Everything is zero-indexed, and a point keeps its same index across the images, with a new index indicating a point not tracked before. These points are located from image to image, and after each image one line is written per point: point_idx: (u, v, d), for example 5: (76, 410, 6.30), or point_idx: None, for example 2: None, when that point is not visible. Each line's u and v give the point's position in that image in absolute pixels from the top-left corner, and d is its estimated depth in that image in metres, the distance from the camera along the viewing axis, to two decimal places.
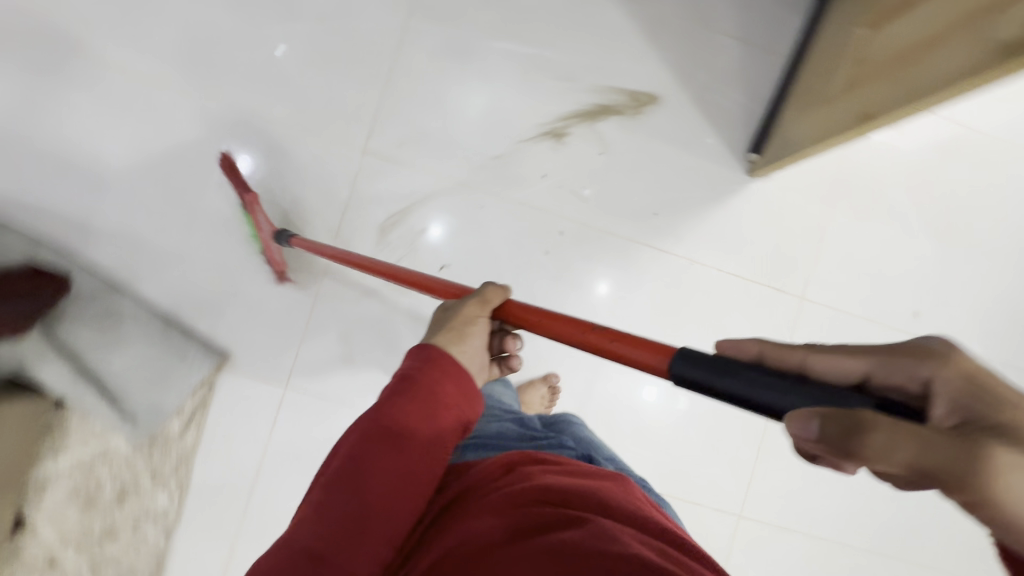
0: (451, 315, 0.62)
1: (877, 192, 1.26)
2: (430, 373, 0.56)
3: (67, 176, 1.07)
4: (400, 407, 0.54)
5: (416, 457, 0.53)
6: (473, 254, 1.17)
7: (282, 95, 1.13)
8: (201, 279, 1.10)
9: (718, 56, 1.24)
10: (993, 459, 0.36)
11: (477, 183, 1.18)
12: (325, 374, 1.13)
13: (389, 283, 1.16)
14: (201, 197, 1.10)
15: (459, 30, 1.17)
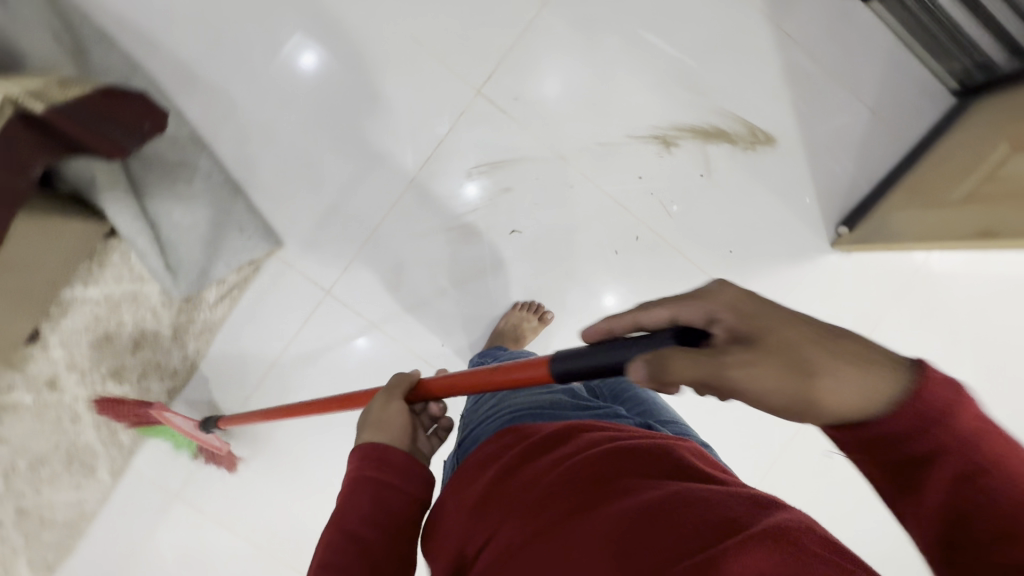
0: (371, 411, 0.67)
1: (946, 304, 1.26)
2: (373, 457, 0.62)
3: (186, 18, 1.05)
4: (360, 491, 0.60)
5: (391, 514, 0.59)
6: (545, 229, 1.17)
7: (417, 11, 1.11)
8: (281, 163, 1.10)
9: (847, 120, 1.22)
10: (744, 358, 0.42)
11: (573, 163, 1.17)
12: (368, 293, 1.14)
13: (456, 229, 1.15)
14: (307, 83, 1.09)
15: (608, 8, 1.15)
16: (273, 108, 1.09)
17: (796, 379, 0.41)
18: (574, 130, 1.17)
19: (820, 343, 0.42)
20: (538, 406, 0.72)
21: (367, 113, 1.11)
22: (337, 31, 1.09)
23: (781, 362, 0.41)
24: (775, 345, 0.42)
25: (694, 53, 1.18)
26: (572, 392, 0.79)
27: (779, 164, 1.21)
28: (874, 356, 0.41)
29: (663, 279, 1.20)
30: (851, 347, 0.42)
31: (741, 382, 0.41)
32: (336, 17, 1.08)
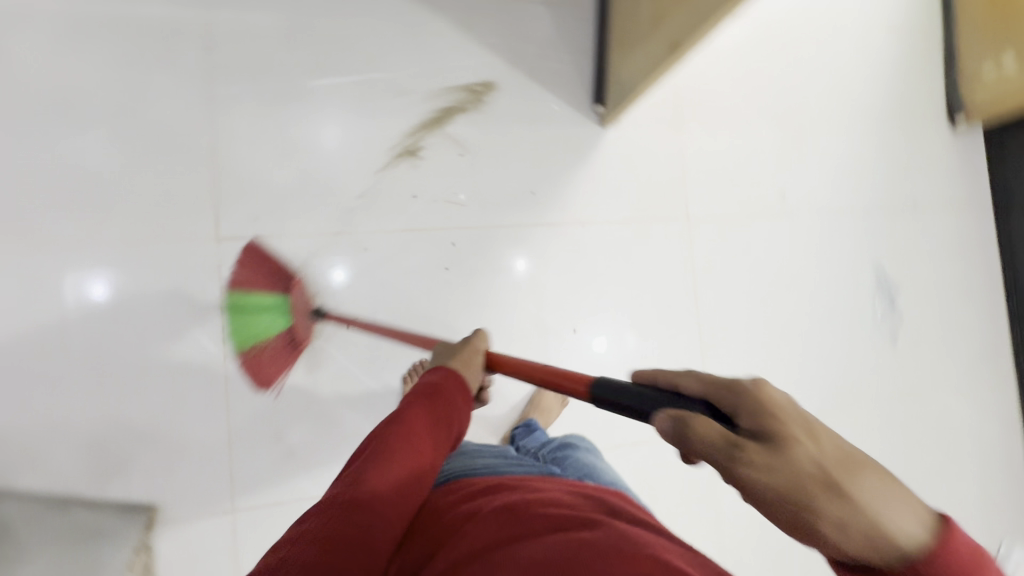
0: (454, 350, 0.69)
1: (735, 92, 1.27)
2: (442, 386, 0.61)
3: None
4: (413, 416, 0.58)
5: (423, 465, 0.55)
6: (374, 301, 1.05)
7: (73, 216, 0.92)
8: (67, 464, 0.90)
9: (540, 15, 1.18)
10: (771, 479, 0.37)
11: (367, 205, 1.06)
12: (265, 495, 0.97)
13: (299, 365, 1.00)
14: (42, 306, 0.90)
15: (256, 71, 1.01)
16: (10, 427, 0.89)
17: (815, 518, 0.36)
18: (346, 175, 1.05)
19: (850, 483, 0.36)
20: (470, 466, 0.70)
21: (107, 346, 0.92)
22: (36, 231, 0.91)
23: (788, 488, 0.36)
24: (817, 476, 0.36)
25: (413, 17, 1.09)
26: (504, 453, 0.78)
27: (541, 72, 1.17)
28: (905, 493, 0.37)
29: (515, 245, 1.14)
30: (883, 501, 0.36)
31: (762, 493, 0.37)
32: (29, 217, 0.91)
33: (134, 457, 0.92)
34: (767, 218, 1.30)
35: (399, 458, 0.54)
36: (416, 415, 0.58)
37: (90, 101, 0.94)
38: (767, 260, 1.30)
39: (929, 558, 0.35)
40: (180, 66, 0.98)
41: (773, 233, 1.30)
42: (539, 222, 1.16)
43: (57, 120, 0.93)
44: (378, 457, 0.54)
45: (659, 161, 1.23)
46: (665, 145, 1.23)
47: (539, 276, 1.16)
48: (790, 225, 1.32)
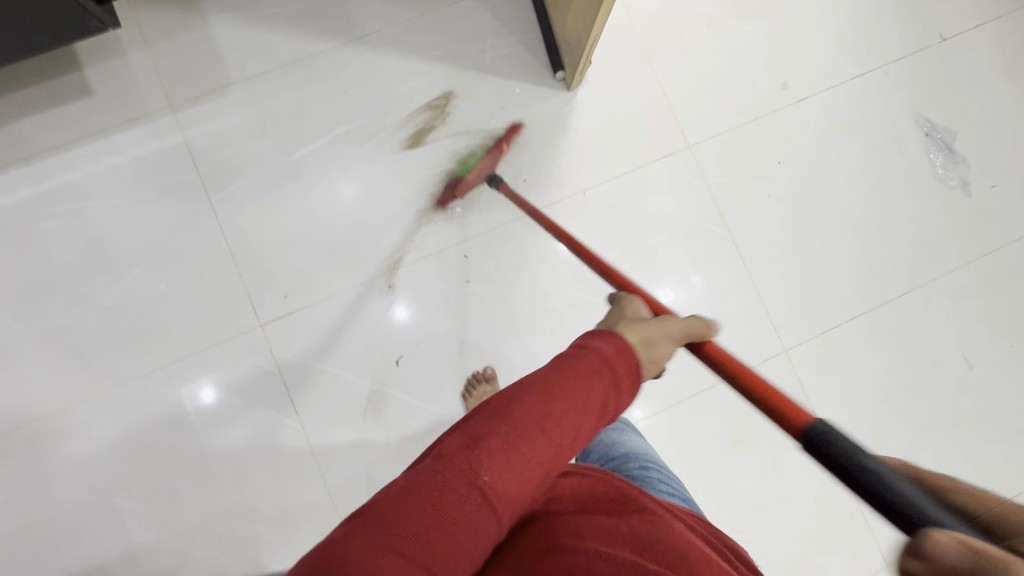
0: (648, 323, 0.58)
1: (962, 198, 1.19)
2: (608, 361, 0.48)
3: (82, 279, 1.03)
4: (560, 392, 0.44)
5: (552, 449, 0.42)
6: (526, 302, 1.07)
7: (299, 164, 1.07)
8: (222, 369, 1.02)
9: (783, 74, 1.17)
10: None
11: (556, 197, 1.10)
12: (361, 456, 1.01)
13: (435, 342, 1.05)
14: (262, 221, 1.05)
15: (493, 75, 1.11)
16: (194, 323, 1.03)
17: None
18: (550, 168, 1.10)
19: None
20: None
21: (286, 278, 1.05)
22: (274, 159, 1.07)
23: None
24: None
25: (657, 39, 1.15)
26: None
27: (769, 114, 1.16)
28: None
29: (660, 278, 1.10)
30: None
31: None
32: (270, 146, 1.07)
33: (292, 371, 1.03)
34: (982, 339, 1.15)
35: (524, 453, 0.41)
36: (577, 383, 0.45)
37: (346, 75, 1.09)
38: (974, 369, 1.14)
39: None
40: (430, 62, 1.11)
41: (986, 357, 1.14)
42: (733, 254, 1.12)
43: (315, 84, 1.09)
44: (509, 427, 0.42)
45: (868, 234, 1.16)
46: (876, 223, 1.16)
47: (704, 308, 1.11)
48: (1008, 355, 1.15)
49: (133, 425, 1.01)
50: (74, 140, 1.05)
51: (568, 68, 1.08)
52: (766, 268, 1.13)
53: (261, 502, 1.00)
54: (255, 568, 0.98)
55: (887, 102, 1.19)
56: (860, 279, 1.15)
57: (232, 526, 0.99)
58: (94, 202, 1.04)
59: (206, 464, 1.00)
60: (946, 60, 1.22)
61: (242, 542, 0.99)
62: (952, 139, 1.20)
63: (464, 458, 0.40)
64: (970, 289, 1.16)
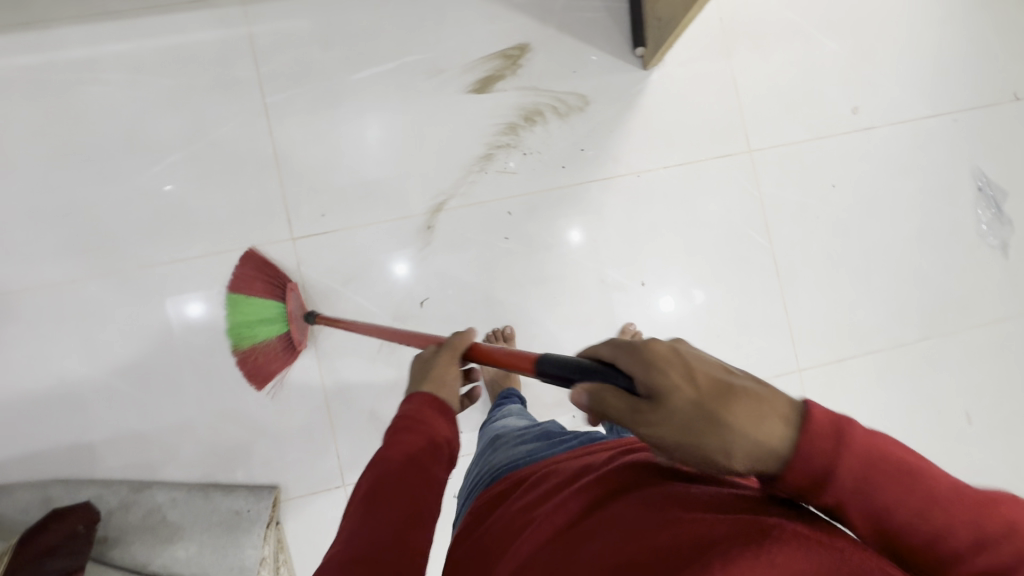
0: (428, 364, 0.61)
1: (1000, 258, 1.20)
2: (415, 417, 0.56)
3: (116, 155, 1.00)
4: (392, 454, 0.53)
5: (412, 498, 0.51)
6: (560, 271, 1.06)
7: (361, 84, 1.04)
8: None
9: (856, 101, 1.16)
10: (640, 416, 0.41)
11: (609, 173, 1.08)
12: (369, 388, 1.01)
13: (463, 291, 1.04)
14: (312, 134, 1.03)
15: (572, 37, 1.08)
16: (223, 222, 1.01)
17: (697, 444, 0.38)
18: (610, 143, 1.08)
19: (722, 403, 0.38)
20: (513, 459, 0.65)
21: (326, 196, 1.02)
22: (336, 74, 1.04)
23: (680, 430, 0.39)
24: (678, 413, 0.39)
25: (740, 37, 1.13)
26: (547, 435, 0.71)
27: (833, 136, 1.15)
28: (766, 407, 0.37)
29: (660, 286, 1.09)
30: (747, 396, 0.37)
31: (656, 439, 0.40)
32: (334, 60, 1.03)
33: (315, 290, 1.01)
34: (986, 397, 1.17)
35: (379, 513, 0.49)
36: (400, 445, 0.53)
37: (426, 4, 1.06)
38: (973, 425, 1.16)
39: (794, 447, 0.36)
40: (512, 9, 1.07)
41: (987, 415, 1.17)
42: (771, 266, 1.12)
43: (392, 6, 1.05)
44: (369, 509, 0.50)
45: (903, 274, 1.17)
46: (913, 265, 1.17)
47: (731, 313, 1.11)
48: (1008, 418, 1.17)
49: (143, 314, 0.99)
50: (132, 10, 1.00)
51: (650, 46, 1.06)
52: (799, 287, 1.13)
53: (262, 414, 0.99)
54: (243, 477, 0.97)
55: (948, 150, 1.19)
56: (885, 318, 1.15)
57: (229, 430, 0.98)
58: (143, 79, 1.01)
59: (212, 364, 0.99)
60: (1015, 120, 1.21)
61: (236, 448, 0.98)
62: (1003, 198, 1.20)
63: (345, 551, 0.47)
64: (987, 347, 1.18)
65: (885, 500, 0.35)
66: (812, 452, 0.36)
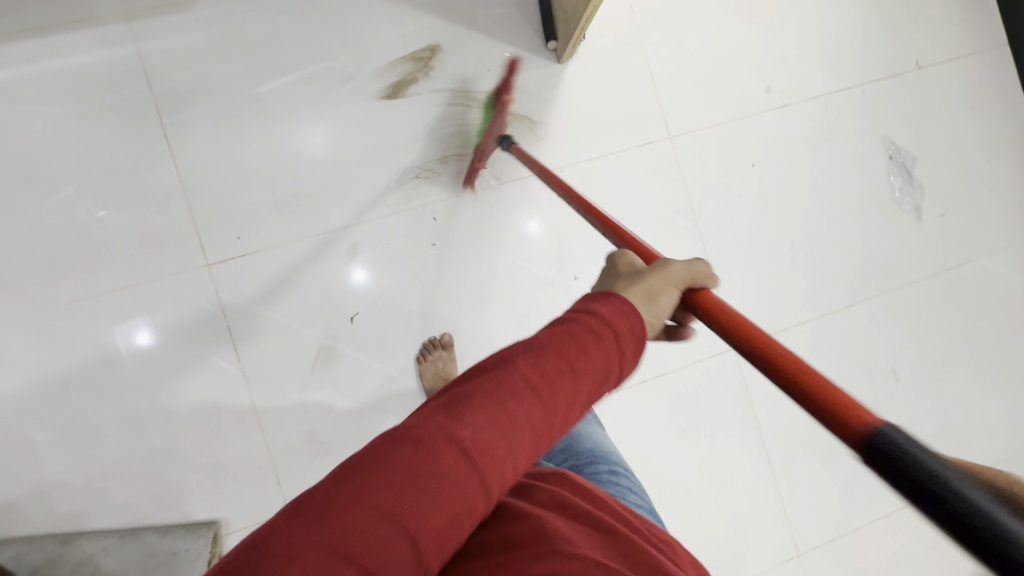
0: (646, 272, 0.48)
1: (913, 221, 1.25)
2: (607, 324, 0.42)
3: (3, 191, 0.93)
4: (551, 353, 0.40)
5: (536, 421, 0.38)
6: (493, 272, 1.06)
7: (266, 98, 1.00)
8: (160, 305, 0.95)
9: (769, 80, 1.19)
10: None
11: (532, 170, 1.08)
12: (305, 410, 0.98)
13: (395, 300, 1.02)
14: (219, 154, 0.98)
15: (484, 35, 1.06)
16: (131, 253, 0.95)
17: None
18: (530, 139, 1.08)
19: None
20: None
21: (240, 217, 0.98)
22: (239, 89, 0.99)
23: None
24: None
25: (652, 22, 1.13)
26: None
27: (750, 116, 1.17)
28: None
29: None
30: None
31: None
32: (235, 75, 0.99)
33: (238, 315, 0.97)
34: (911, 355, 1.23)
35: (516, 416, 0.37)
36: (564, 351, 0.40)
37: (328, 10, 1.02)
38: (900, 382, 1.22)
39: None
40: (419, 10, 1.05)
41: (913, 371, 1.23)
42: (699, 249, 1.14)
43: (292, 15, 1.01)
44: (491, 401, 0.37)
45: (825, 244, 1.21)
46: (834, 234, 1.21)
47: None
48: (931, 371, 1.23)
49: (54, 357, 0.93)
50: (5, 35, 0.93)
51: (562, 39, 1.05)
52: (728, 267, 1.16)
53: (193, 448, 0.95)
54: (178, 516, 0.94)
55: (859, 121, 1.23)
56: (812, 288, 1.19)
57: (159, 469, 0.94)
58: (26, 108, 0.94)
59: (136, 403, 0.94)
60: (919, 87, 1.27)
61: (169, 487, 0.94)
62: (914, 163, 1.26)
63: (442, 435, 0.36)
64: (908, 307, 1.23)
65: None
66: None
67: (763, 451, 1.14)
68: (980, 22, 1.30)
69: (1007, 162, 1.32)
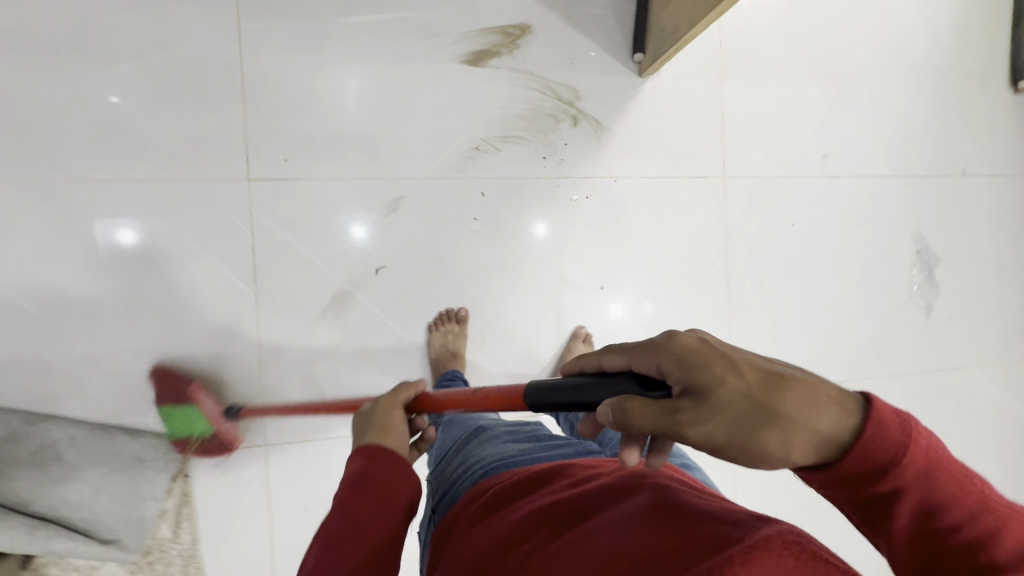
0: (369, 414, 0.59)
1: (923, 317, 1.29)
2: (365, 475, 0.52)
3: (48, 47, 0.87)
4: (343, 528, 0.49)
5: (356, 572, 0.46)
6: (524, 262, 1.05)
7: (347, 29, 0.96)
8: (186, 208, 0.92)
9: (827, 150, 1.21)
10: (684, 411, 0.38)
11: (587, 173, 1.08)
12: (308, 349, 0.96)
13: (423, 264, 1.01)
14: (285, 71, 0.94)
15: (576, 29, 1.06)
16: (170, 149, 0.91)
17: (751, 436, 0.37)
18: (593, 143, 1.08)
19: (772, 392, 0.37)
20: (503, 457, 0.71)
21: (291, 142, 0.95)
22: (322, 13, 0.95)
23: (734, 421, 0.37)
24: (727, 405, 0.37)
25: (734, 64, 1.14)
26: (535, 437, 0.80)
27: (801, 178, 1.20)
28: (813, 389, 0.38)
29: (615, 295, 1.10)
30: (795, 382, 0.38)
31: (702, 440, 0.38)
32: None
33: (264, 239, 0.94)
34: None
35: None
36: (349, 513, 0.49)
37: None
38: None
39: (857, 431, 0.37)
40: None
41: None
42: (722, 290, 1.16)
43: None
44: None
45: (839, 318, 1.24)
46: (849, 310, 1.24)
47: (675, 329, 1.13)
48: None
49: (62, 234, 0.88)
50: None
51: (650, 54, 1.05)
52: (744, 315, 1.17)
53: (184, 359, 0.92)
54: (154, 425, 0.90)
55: (898, 211, 1.27)
56: (815, 357, 1.22)
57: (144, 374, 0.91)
58: None
59: (135, 303, 0.90)
60: (958, 193, 1.31)
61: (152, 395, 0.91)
62: (937, 263, 1.30)
63: None
64: (896, 396, 1.28)
65: (935, 493, 0.38)
66: (873, 448, 0.37)
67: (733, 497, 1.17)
68: None
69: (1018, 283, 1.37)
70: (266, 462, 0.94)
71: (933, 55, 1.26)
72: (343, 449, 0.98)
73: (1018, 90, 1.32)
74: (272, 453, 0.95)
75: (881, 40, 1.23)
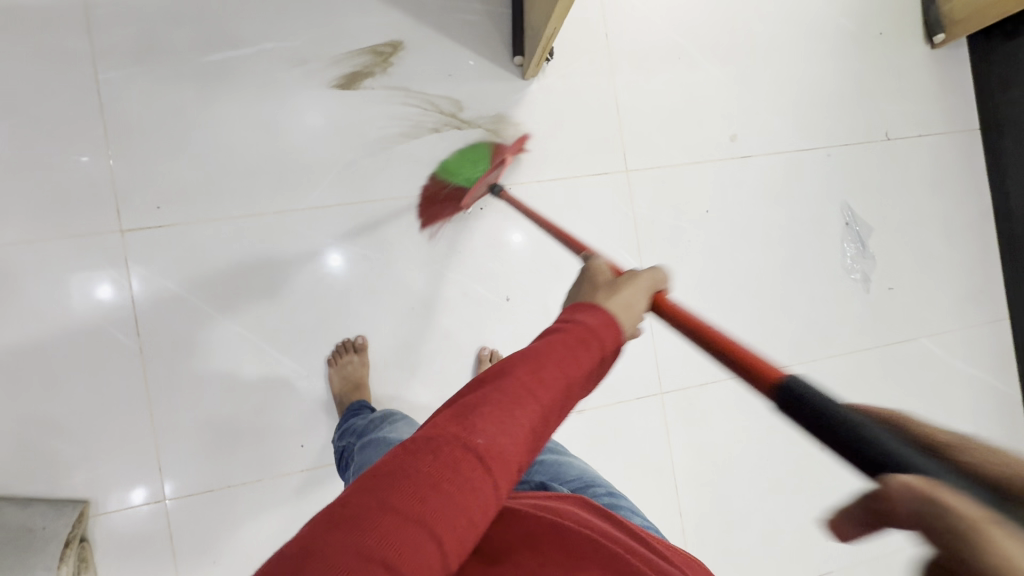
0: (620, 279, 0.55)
1: (860, 291, 1.24)
2: (592, 330, 0.47)
3: None
4: (549, 364, 0.44)
5: (542, 417, 0.42)
6: (422, 282, 1.02)
7: (211, 67, 0.95)
8: (62, 267, 0.91)
9: (736, 130, 1.17)
10: None
11: None
12: (202, 396, 0.94)
13: (316, 295, 0.98)
14: (149, 117, 0.93)
15: (452, 40, 1.04)
16: (40, 208, 0.90)
17: None
18: None
19: None
20: None
21: (164, 187, 0.93)
22: (184, 55, 0.94)
23: None
24: None
25: (626, 54, 1.12)
26: None
27: (710, 162, 1.16)
28: None
29: (524, 305, 1.06)
30: None
31: None
32: (182, 39, 0.94)
33: (145, 288, 0.92)
34: None
35: (518, 418, 0.40)
36: (557, 355, 0.45)
37: None
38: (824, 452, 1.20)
39: None
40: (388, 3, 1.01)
41: None
42: None
43: None
44: (506, 403, 0.41)
45: (769, 303, 1.19)
46: (778, 293, 1.20)
47: None
48: None
49: None
50: None
51: (528, 56, 1.02)
52: None
53: (73, 419, 0.90)
54: (50, 489, 0.89)
55: (820, 184, 1.22)
56: (748, 345, 1.18)
57: (36, 438, 0.89)
58: None
59: (21, 366, 0.89)
60: (884, 159, 1.26)
61: (45, 459, 0.90)
62: (870, 234, 1.25)
63: (464, 434, 0.39)
64: (842, 377, 1.22)
65: None
66: None
67: (674, 502, 1.13)
68: (954, 104, 1.31)
69: (963, 246, 1.31)
70: (167, 516, 0.92)
71: (839, 20, 1.23)
72: (248, 495, 0.95)
73: (936, 46, 1.28)
74: (174, 504, 0.93)
75: (779, 11, 1.19)
